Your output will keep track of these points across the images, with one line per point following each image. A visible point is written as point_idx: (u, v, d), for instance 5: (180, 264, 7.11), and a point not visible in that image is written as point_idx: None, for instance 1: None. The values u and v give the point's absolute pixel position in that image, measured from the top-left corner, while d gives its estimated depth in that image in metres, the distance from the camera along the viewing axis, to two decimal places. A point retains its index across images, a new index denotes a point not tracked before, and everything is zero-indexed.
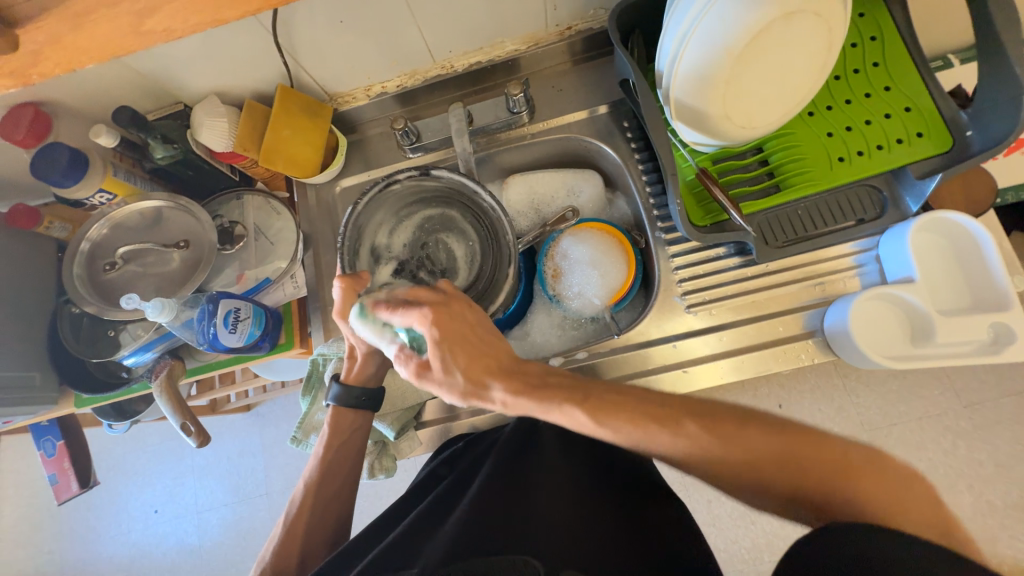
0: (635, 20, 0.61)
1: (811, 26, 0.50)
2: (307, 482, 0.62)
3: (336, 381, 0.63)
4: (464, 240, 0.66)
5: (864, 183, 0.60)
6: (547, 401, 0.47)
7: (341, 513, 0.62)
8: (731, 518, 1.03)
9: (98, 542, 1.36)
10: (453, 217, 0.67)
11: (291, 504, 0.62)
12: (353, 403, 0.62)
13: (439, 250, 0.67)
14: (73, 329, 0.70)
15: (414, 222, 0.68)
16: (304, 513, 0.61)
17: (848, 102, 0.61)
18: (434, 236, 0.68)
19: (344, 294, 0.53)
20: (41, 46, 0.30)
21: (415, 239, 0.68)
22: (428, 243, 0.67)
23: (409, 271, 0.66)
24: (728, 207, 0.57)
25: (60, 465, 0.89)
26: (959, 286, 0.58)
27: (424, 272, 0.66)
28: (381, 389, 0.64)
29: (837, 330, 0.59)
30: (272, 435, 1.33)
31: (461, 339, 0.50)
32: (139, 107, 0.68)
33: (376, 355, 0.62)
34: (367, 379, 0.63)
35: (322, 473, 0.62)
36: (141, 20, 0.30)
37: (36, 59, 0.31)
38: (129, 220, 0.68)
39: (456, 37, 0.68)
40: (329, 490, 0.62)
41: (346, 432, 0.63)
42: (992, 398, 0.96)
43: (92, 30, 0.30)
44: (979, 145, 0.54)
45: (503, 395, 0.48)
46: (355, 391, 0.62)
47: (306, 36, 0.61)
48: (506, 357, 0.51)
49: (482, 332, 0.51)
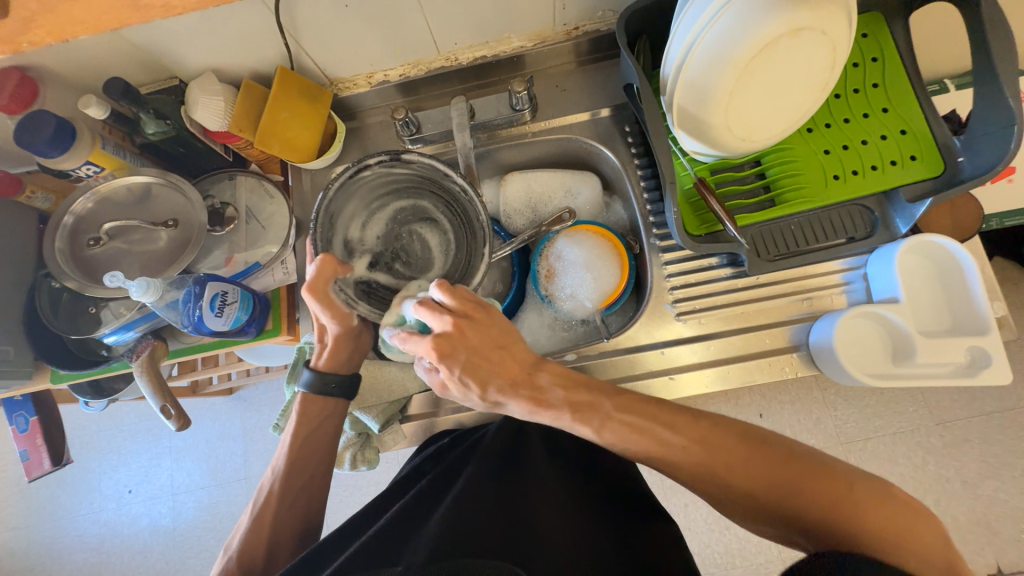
0: (643, 26, 0.61)
1: (817, 44, 0.51)
2: (275, 474, 0.61)
3: (308, 367, 0.63)
4: (438, 230, 0.67)
5: (858, 202, 0.61)
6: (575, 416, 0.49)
7: (312, 507, 0.62)
8: (706, 522, 1.05)
9: (68, 520, 1.33)
10: (425, 207, 0.66)
11: (259, 493, 0.61)
12: (324, 391, 0.61)
13: (413, 241, 0.67)
14: (52, 305, 0.68)
15: (387, 214, 0.66)
16: (271, 508, 0.60)
17: (847, 120, 0.62)
18: (407, 227, 0.67)
19: (320, 270, 0.54)
20: (33, 12, 0.29)
21: (389, 231, 0.67)
22: (401, 235, 0.67)
23: (385, 263, 0.65)
24: (722, 217, 0.58)
25: (32, 441, 0.87)
26: (941, 310, 0.60)
27: (400, 264, 0.66)
28: (354, 376, 0.63)
29: (822, 346, 0.60)
30: (254, 419, 1.31)
31: (470, 364, 0.49)
32: (131, 78, 0.66)
33: (346, 341, 0.61)
34: (339, 366, 0.62)
35: (290, 465, 0.61)
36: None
37: (27, 25, 0.29)
38: (116, 195, 0.66)
39: (463, 29, 0.67)
40: (299, 482, 0.61)
41: (322, 424, 0.62)
42: (963, 417, 0.99)
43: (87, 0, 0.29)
44: (969, 171, 0.55)
45: (520, 408, 0.50)
46: (327, 378, 0.61)
47: (311, 18, 0.60)
48: (517, 368, 0.50)
49: (492, 348, 0.49)
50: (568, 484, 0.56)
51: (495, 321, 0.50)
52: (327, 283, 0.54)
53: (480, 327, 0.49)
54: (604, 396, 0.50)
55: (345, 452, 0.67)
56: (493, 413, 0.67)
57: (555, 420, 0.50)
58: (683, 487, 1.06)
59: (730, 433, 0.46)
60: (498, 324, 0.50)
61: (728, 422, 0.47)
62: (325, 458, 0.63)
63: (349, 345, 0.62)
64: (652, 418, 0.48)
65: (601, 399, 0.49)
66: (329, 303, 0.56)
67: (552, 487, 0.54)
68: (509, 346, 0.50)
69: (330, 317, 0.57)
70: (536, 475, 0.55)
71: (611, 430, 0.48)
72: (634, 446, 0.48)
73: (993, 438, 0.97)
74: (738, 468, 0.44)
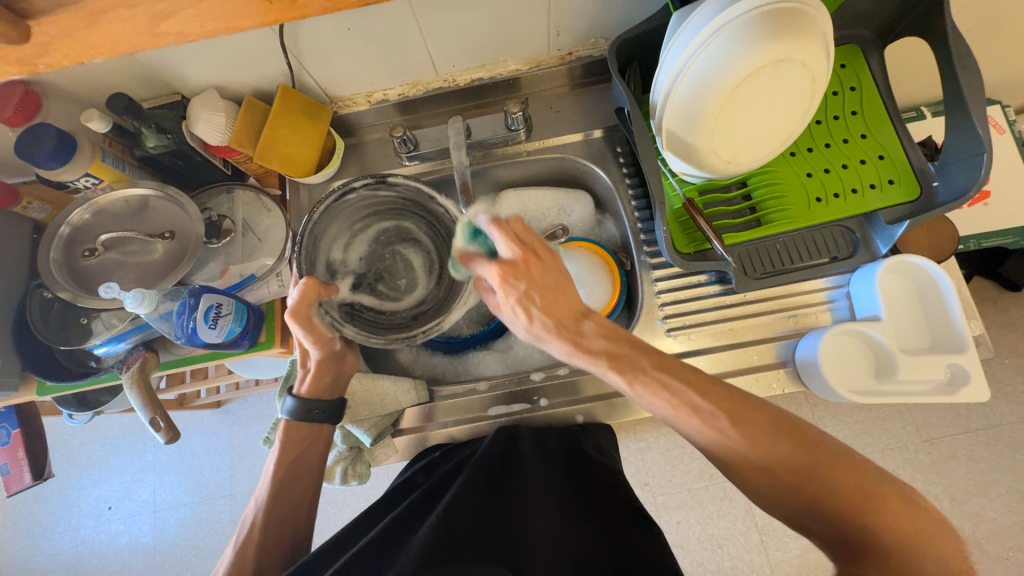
0: (633, 54, 0.64)
1: (795, 75, 0.53)
2: (260, 505, 0.60)
3: (291, 394, 0.63)
4: (421, 250, 0.69)
5: (839, 224, 0.63)
6: (627, 368, 0.47)
7: (298, 529, 0.61)
8: (699, 540, 1.04)
9: (44, 537, 1.29)
10: (408, 228, 0.68)
11: (242, 526, 0.59)
12: (308, 417, 0.62)
13: (396, 262, 0.68)
14: (42, 315, 0.67)
15: (369, 235, 0.67)
16: (256, 535, 0.58)
17: (828, 146, 0.64)
18: (390, 249, 0.69)
19: (303, 295, 0.55)
20: (53, 38, 0.33)
21: (372, 253, 0.68)
22: (385, 256, 0.68)
23: (369, 284, 0.67)
24: (710, 236, 0.60)
25: (13, 454, 0.85)
26: (921, 329, 0.62)
27: (383, 286, 0.68)
28: (338, 402, 0.63)
29: (807, 362, 0.61)
30: (242, 433, 1.29)
31: (531, 296, 0.48)
32: (134, 94, 0.67)
33: (328, 364, 0.62)
34: (321, 391, 0.63)
35: (273, 493, 0.60)
36: (157, 22, 0.33)
37: (45, 49, 0.33)
38: (113, 207, 0.67)
39: (461, 52, 0.70)
40: (283, 509, 0.60)
41: (306, 442, 0.63)
42: (949, 434, 1.00)
43: (107, 26, 0.33)
44: (944, 196, 0.57)
45: (560, 351, 0.49)
46: (310, 404, 0.62)
47: (313, 40, 0.62)
48: (570, 311, 0.48)
49: (553, 287, 0.48)
50: (559, 498, 0.56)
51: (560, 263, 0.49)
52: (308, 309, 0.55)
53: (546, 265, 0.48)
54: (643, 353, 0.47)
55: (336, 466, 0.67)
56: (486, 427, 0.67)
57: (591, 367, 0.48)
58: (676, 504, 1.06)
59: (759, 411, 0.45)
60: (562, 268, 0.49)
61: (761, 404, 0.45)
62: (307, 481, 0.63)
63: (330, 369, 0.62)
64: (683, 380, 0.46)
65: (639, 354, 0.47)
66: (312, 329, 0.56)
67: (545, 501, 0.55)
68: (571, 290, 0.48)
69: (310, 343, 0.58)
70: (529, 490, 0.56)
71: (642, 385, 0.46)
72: (665, 406, 0.46)
73: (979, 455, 0.99)
74: (775, 452, 0.43)
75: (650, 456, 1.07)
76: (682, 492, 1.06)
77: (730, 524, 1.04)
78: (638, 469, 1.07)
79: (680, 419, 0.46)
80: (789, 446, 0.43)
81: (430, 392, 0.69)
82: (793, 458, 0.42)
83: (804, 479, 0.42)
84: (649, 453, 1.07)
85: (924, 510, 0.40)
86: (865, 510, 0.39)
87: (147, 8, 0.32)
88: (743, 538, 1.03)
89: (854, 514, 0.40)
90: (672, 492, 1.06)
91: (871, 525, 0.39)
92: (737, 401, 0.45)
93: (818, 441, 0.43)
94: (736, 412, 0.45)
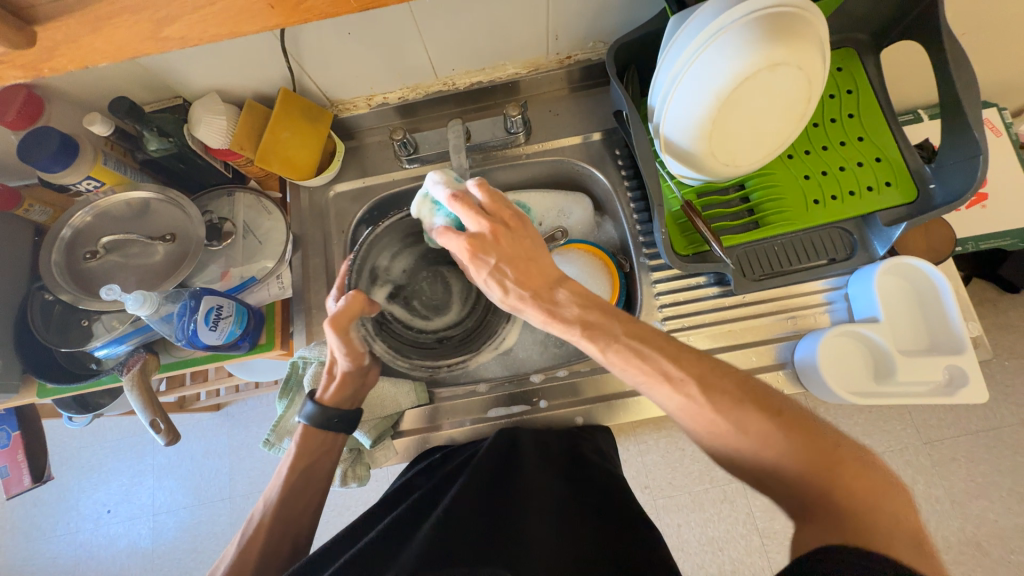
0: (631, 57, 0.65)
1: (792, 78, 0.53)
2: (266, 504, 0.61)
3: (312, 399, 0.63)
4: (461, 280, 0.75)
5: (838, 226, 0.63)
6: (602, 337, 0.47)
7: (301, 534, 0.61)
8: (699, 542, 1.04)
9: (43, 541, 1.29)
10: (453, 257, 0.74)
11: (248, 524, 0.60)
12: (325, 425, 0.61)
13: (433, 284, 0.74)
14: (43, 316, 0.67)
15: (416, 252, 0.73)
16: (261, 535, 0.59)
17: (825, 148, 0.65)
18: (431, 270, 0.75)
19: (348, 307, 0.56)
20: (58, 43, 0.33)
21: (414, 268, 0.74)
22: (424, 275, 0.74)
23: (403, 297, 0.73)
24: (709, 238, 0.60)
25: (13, 456, 0.85)
26: (920, 330, 0.62)
27: (415, 302, 0.73)
28: (355, 413, 0.63)
29: (805, 364, 0.62)
30: (241, 436, 1.29)
31: (501, 267, 0.49)
32: (136, 97, 0.68)
33: (354, 375, 0.62)
34: (342, 400, 0.63)
35: (282, 496, 0.60)
36: (161, 27, 0.34)
37: (50, 54, 0.34)
38: (114, 209, 0.67)
39: (460, 56, 0.70)
40: (287, 515, 0.60)
41: (315, 455, 0.62)
42: (950, 435, 1.00)
43: (112, 32, 0.33)
44: (941, 198, 0.58)
45: (535, 319, 0.49)
46: (329, 413, 0.61)
47: (314, 44, 0.63)
48: (544, 281, 0.49)
49: (526, 257, 0.49)
50: (559, 498, 0.57)
51: (531, 232, 0.50)
52: (349, 321, 0.56)
53: (515, 235, 0.49)
54: (617, 321, 0.48)
55: (336, 469, 0.66)
56: (486, 429, 0.68)
57: (564, 335, 0.49)
58: (676, 507, 1.06)
59: (729, 377, 0.45)
60: (532, 236, 0.50)
61: (730, 370, 0.45)
62: (317, 487, 0.63)
63: (355, 380, 0.63)
64: (658, 347, 0.46)
65: (612, 321, 0.48)
66: (348, 341, 0.57)
67: (542, 503, 0.55)
68: (542, 258, 0.50)
69: (344, 354, 0.58)
70: (529, 493, 0.56)
71: (615, 352, 0.47)
72: (636, 372, 0.46)
73: (980, 457, 0.99)
74: (750, 416, 0.42)
75: (649, 458, 1.06)
76: (682, 495, 1.05)
77: (730, 527, 1.03)
78: (638, 471, 1.07)
79: (652, 386, 0.46)
80: (761, 412, 0.42)
81: (430, 394, 0.69)
82: (760, 425, 0.42)
83: (769, 440, 0.41)
84: (648, 456, 1.07)
85: (881, 472, 0.40)
86: (830, 474, 0.39)
87: (152, 13, 0.33)
88: (744, 540, 1.03)
89: (823, 477, 0.39)
90: (672, 495, 1.06)
91: (832, 484, 0.39)
92: (710, 366, 0.45)
93: (789, 408, 0.43)
94: (709, 377, 0.45)
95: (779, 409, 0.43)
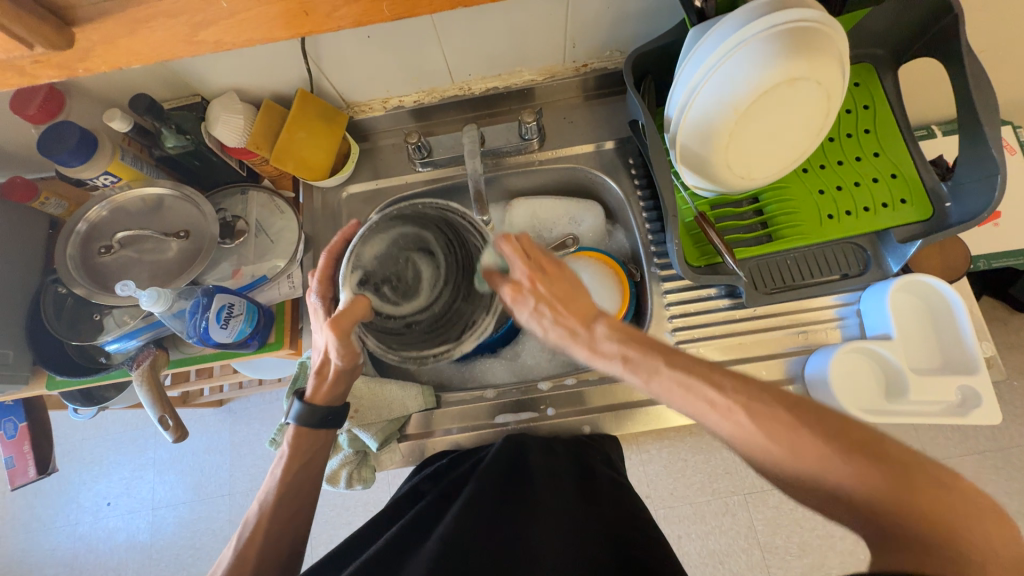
0: (648, 67, 0.65)
1: (813, 93, 0.53)
2: (264, 503, 0.60)
3: (301, 398, 0.61)
4: (433, 265, 0.64)
5: (851, 240, 0.63)
6: (643, 358, 0.47)
7: (298, 536, 0.61)
8: (700, 555, 1.03)
9: (43, 532, 1.29)
10: (428, 239, 0.63)
11: (245, 526, 0.59)
12: (317, 423, 0.60)
13: (408, 270, 0.62)
14: (55, 309, 0.68)
15: (388, 235, 0.61)
16: (260, 533, 0.59)
17: (841, 163, 0.64)
18: (405, 254, 0.62)
19: (350, 308, 0.52)
20: (94, 44, 0.34)
21: (387, 252, 0.60)
22: (398, 258, 0.62)
23: (373, 284, 0.59)
24: (722, 250, 0.60)
25: (19, 448, 0.85)
26: (932, 347, 0.62)
27: (387, 288, 0.61)
28: (347, 407, 0.62)
29: (816, 380, 0.62)
30: (243, 433, 1.29)
31: (545, 310, 0.51)
32: (155, 95, 0.68)
33: (346, 375, 0.59)
34: (333, 398, 0.61)
35: (279, 496, 0.60)
36: (196, 31, 0.34)
37: (85, 55, 0.35)
38: (129, 205, 0.67)
39: (478, 62, 0.70)
40: (284, 514, 0.60)
41: (309, 453, 0.61)
42: (956, 455, 1.00)
43: (147, 34, 0.34)
44: (957, 216, 0.57)
45: (579, 355, 0.50)
46: (322, 411, 0.60)
47: (334, 47, 0.63)
48: (583, 313, 0.51)
49: (564, 296, 0.52)
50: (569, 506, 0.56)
51: (568, 274, 0.53)
52: (351, 325, 0.52)
53: (553, 277, 0.53)
54: (661, 353, 0.46)
55: (341, 470, 0.66)
56: (491, 435, 0.67)
57: (607, 370, 0.49)
58: (678, 518, 1.05)
59: (779, 400, 0.41)
60: (570, 277, 0.53)
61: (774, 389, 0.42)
62: (312, 486, 0.62)
63: (346, 379, 0.60)
64: (707, 378, 0.44)
65: (654, 354, 0.46)
66: (344, 345, 0.54)
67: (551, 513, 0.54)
68: (579, 296, 0.52)
69: (339, 355, 0.55)
70: (535, 497, 0.56)
71: (660, 383, 0.45)
72: (682, 403, 0.45)
73: (986, 477, 0.98)
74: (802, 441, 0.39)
75: (652, 468, 1.06)
76: (684, 506, 1.05)
77: (732, 540, 1.03)
78: (641, 480, 1.06)
79: (701, 415, 0.44)
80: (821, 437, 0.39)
81: (436, 398, 0.69)
82: (814, 447, 0.38)
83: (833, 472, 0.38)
84: (651, 466, 1.06)
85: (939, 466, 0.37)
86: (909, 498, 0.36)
87: (187, 17, 0.33)
88: (745, 554, 1.02)
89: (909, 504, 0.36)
90: (673, 506, 1.05)
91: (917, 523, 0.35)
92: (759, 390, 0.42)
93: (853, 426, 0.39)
94: (756, 407, 0.41)
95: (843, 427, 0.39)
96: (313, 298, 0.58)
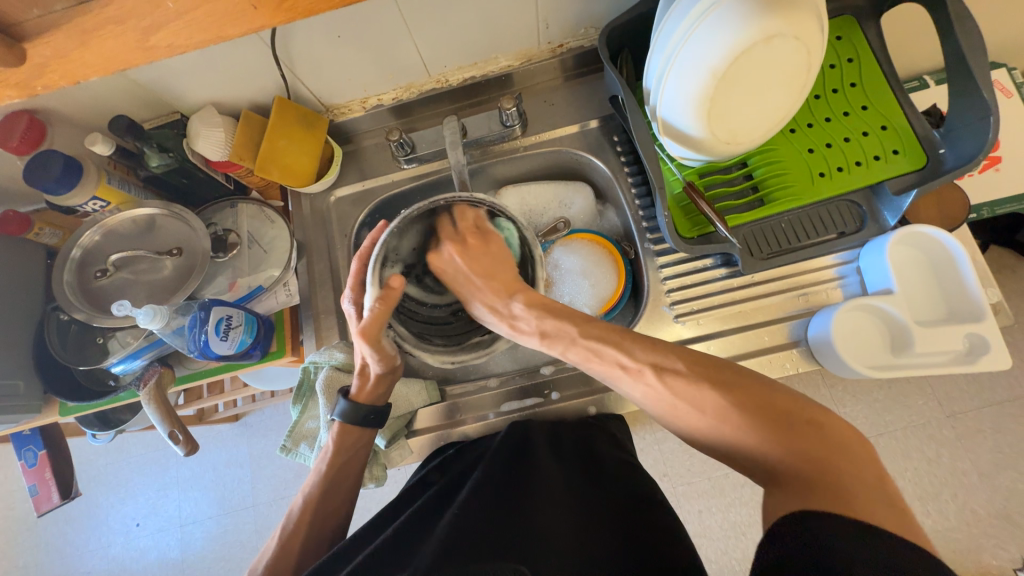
0: (624, 40, 0.64)
1: (791, 49, 0.52)
2: (307, 495, 0.62)
3: (345, 397, 0.62)
4: None
5: (845, 198, 0.62)
6: (560, 314, 0.56)
7: (338, 528, 0.63)
8: (722, 528, 1.03)
9: (77, 556, 1.32)
10: None
11: (288, 517, 0.62)
12: (360, 421, 0.61)
13: None
14: (60, 336, 0.69)
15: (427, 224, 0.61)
16: (301, 528, 0.61)
17: (829, 119, 0.63)
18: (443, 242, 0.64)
19: (374, 314, 0.54)
20: (48, 59, 0.34)
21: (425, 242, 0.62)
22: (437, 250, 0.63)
23: (416, 275, 0.63)
24: (713, 218, 0.59)
25: (40, 475, 0.87)
26: (936, 297, 0.61)
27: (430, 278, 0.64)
28: (389, 407, 0.63)
29: (820, 340, 0.60)
30: (261, 445, 1.31)
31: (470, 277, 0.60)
32: (135, 116, 0.69)
33: (388, 374, 0.62)
34: (375, 398, 0.63)
35: (321, 491, 0.61)
36: (147, 36, 0.34)
37: (41, 71, 0.35)
38: (121, 227, 0.68)
39: (452, 52, 0.70)
40: (328, 508, 0.62)
41: (352, 448, 0.62)
42: (974, 407, 0.98)
43: (97, 45, 0.34)
44: (951, 162, 0.56)
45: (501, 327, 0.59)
46: (364, 410, 0.61)
47: (304, 50, 0.63)
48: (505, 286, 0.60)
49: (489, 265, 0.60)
50: (576, 486, 0.56)
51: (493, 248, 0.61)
52: (379, 329, 0.55)
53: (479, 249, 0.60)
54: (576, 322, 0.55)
55: None
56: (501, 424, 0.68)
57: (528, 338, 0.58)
58: (697, 494, 1.05)
59: (680, 358, 0.48)
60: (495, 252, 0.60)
61: (679, 350, 0.49)
62: (352, 484, 0.63)
63: (387, 379, 0.63)
64: (615, 344, 0.51)
65: (569, 325, 0.54)
66: (379, 347, 0.57)
67: (559, 495, 0.54)
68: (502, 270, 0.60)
69: (376, 355, 0.58)
70: (543, 480, 0.55)
71: (574, 351, 0.54)
72: (599, 369, 0.52)
73: (1007, 427, 0.97)
74: (706, 397, 0.45)
75: (668, 446, 1.07)
76: (702, 481, 1.05)
77: (753, 510, 1.02)
78: (657, 459, 1.06)
79: (617, 378, 0.51)
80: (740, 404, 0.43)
81: (441, 392, 0.70)
82: (716, 403, 0.44)
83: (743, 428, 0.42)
84: (665, 444, 1.07)
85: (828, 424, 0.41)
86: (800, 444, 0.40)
87: (137, 22, 0.33)
88: None
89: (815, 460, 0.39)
90: (691, 482, 1.06)
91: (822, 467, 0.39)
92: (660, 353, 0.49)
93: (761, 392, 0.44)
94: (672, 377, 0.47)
95: (732, 381, 0.45)
96: (347, 306, 0.58)
